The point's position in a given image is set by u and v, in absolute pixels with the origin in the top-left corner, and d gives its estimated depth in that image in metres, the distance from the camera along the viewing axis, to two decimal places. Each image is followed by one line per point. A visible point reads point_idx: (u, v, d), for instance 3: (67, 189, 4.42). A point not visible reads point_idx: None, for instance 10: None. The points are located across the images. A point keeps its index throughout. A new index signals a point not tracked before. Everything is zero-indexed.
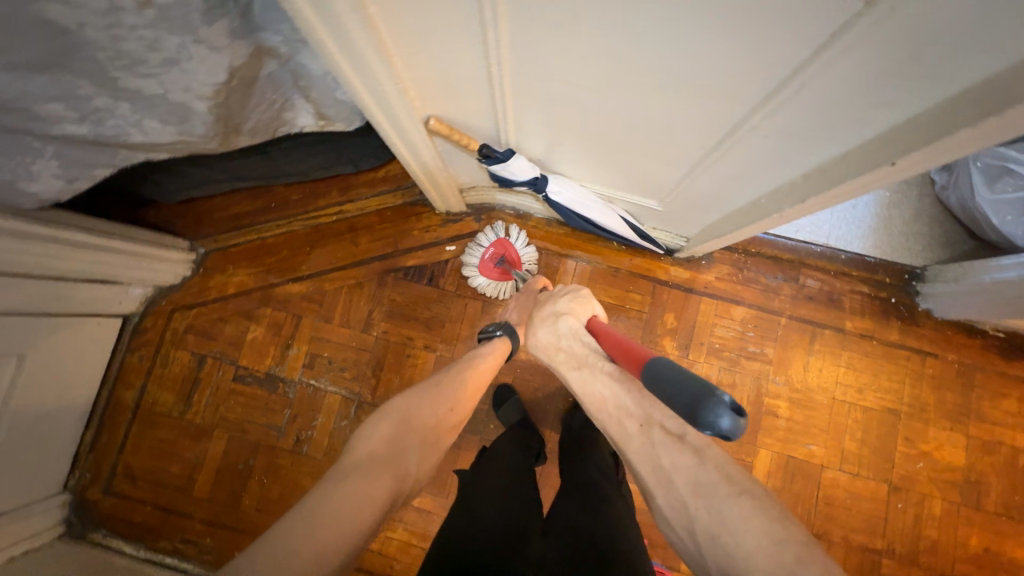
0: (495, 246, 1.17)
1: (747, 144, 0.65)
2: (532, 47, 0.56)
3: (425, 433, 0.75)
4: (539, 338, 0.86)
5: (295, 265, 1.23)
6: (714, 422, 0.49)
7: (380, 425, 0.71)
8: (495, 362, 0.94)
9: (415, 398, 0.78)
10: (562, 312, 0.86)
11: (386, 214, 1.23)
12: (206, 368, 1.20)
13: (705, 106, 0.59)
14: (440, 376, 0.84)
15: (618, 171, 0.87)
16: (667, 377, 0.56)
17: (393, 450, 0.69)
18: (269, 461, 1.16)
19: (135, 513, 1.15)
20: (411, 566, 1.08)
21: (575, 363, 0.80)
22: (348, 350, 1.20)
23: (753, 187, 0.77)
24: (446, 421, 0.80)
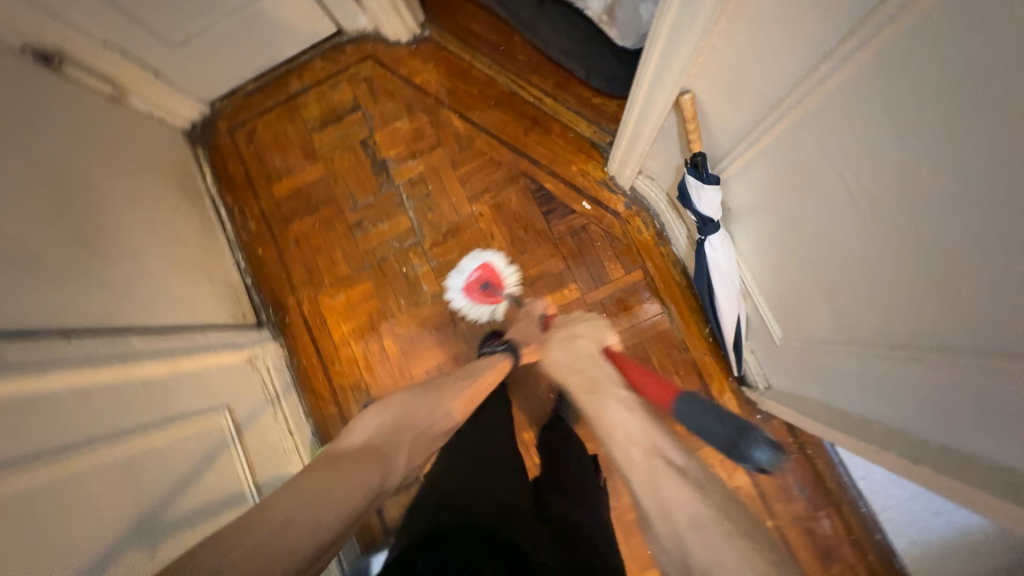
0: (479, 269, 1.20)
1: (915, 375, 0.56)
2: (837, 112, 0.49)
3: (418, 439, 0.77)
4: (555, 355, 0.86)
5: (471, 105, 1.26)
6: (754, 457, 0.57)
7: (378, 418, 0.75)
8: (494, 368, 0.93)
9: (414, 398, 0.81)
10: (581, 335, 0.88)
11: (568, 134, 1.21)
12: (351, 116, 1.30)
13: (923, 306, 0.51)
14: (442, 383, 0.86)
15: (781, 280, 0.78)
16: (698, 407, 0.63)
17: (382, 444, 0.71)
18: (330, 216, 1.28)
19: (230, 162, 1.33)
20: (345, 373, 1.23)
21: (587, 389, 0.75)
22: (446, 200, 1.25)
23: (877, 409, 0.66)
24: (440, 425, 0.81)
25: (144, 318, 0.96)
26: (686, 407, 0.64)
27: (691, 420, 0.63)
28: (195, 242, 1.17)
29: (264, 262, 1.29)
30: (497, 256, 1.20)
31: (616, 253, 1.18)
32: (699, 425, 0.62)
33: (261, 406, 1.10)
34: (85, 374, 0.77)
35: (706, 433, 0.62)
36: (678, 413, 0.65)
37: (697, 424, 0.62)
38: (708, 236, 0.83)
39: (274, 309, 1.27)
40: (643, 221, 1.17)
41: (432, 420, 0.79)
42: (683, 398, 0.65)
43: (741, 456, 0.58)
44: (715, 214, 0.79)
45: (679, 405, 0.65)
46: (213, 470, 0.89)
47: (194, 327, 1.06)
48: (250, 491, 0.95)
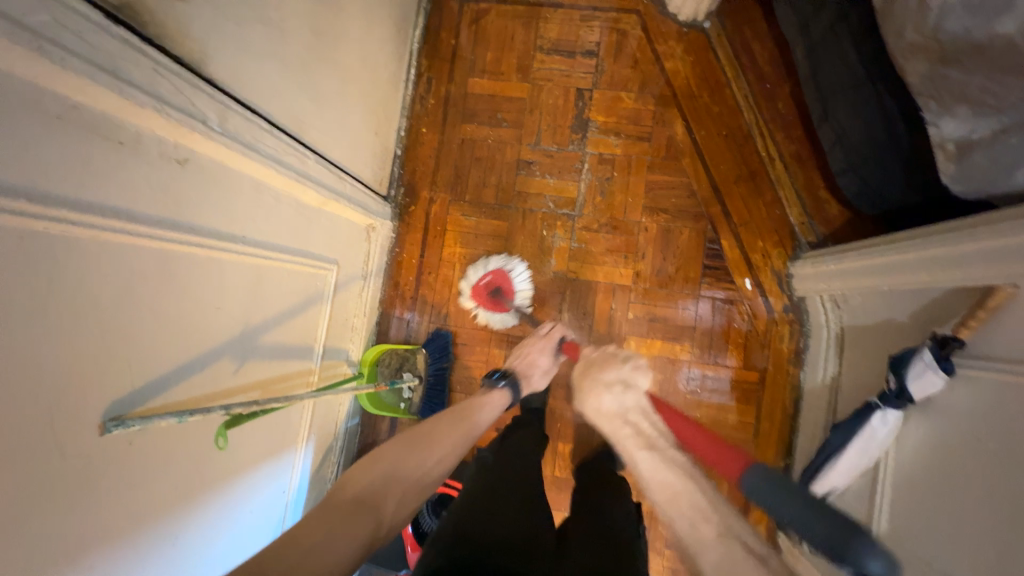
0: (490, 275, 1.13)
1: None
2: None
3: (414, 486, 0.67)
4: (599, 400, 0.79)
5: (702, 123, 1.16)
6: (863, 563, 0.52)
7: (370, 468, 0.66)
8: (491, 410, 0.86)
9: (401, 447, 0.71)
10: (628, 382, 0.80)
11: (774, 209, 1.13)
12: (584, 58, 1.20)
13: None
14: (429, 430, 0.76)
15: (928, 495, 0.73)
16: (768, 490, 0.61)
17: (374, 492, 0.63)
18: (507, 139, 1.20)
19: (445, 29, 1.23)
20: (433, 290, 1.19)
21: (648, 444, 0.71)
22: (622, 195, 1.17)
23: None
24: (433, 475, 0.71)
25: (327, 139, 0.89)
26: (756, 482, 0.62)
27: (766, 497, 0.61)
28: (383, 88, 1.10)
29: (421, 143, 1.22)
30: (509, 264, 1.14)
31: (746, 343, 1.11)
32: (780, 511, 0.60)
33: (355, 277, 1.07)
34: (271, 174, 0.71)
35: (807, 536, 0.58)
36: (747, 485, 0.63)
37: (768, 501, 0.61)
38: (886, 407, 0.78)
39: (405, 192, 1.21)
40: (790, 332, 1.10)
41: (425, 470, 0.70)
42: (750, 471, 0.63)
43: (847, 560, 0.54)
44: (918, 397, 0.73)
45: (749, 477, 0.63)
46: (300, 318, 0.87)
47: (351, 173, 0.99)
48: (315, 350, 0.94)
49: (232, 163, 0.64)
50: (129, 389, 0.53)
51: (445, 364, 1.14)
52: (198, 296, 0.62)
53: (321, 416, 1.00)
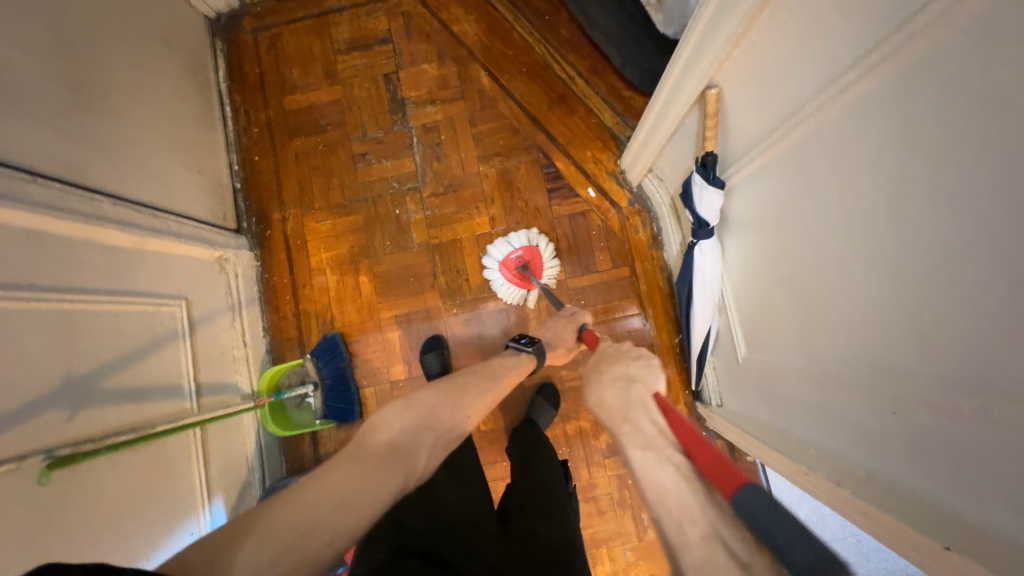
0: (523, 249, 1.13)
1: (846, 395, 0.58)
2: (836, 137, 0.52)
3: (445, 437, 0.72)
4: (603, 399, 0.65)
5: (504, 67, 1.24)
6: None
7: (401, 416, 0.70)
8: (517, 367, 0.88)
9: (445, 398, 0.75)
10: (637, 377, 0.66)
11: (590, 119, 1.21)
12: (381, 47, 1.27)
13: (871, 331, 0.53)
14: (465, 382, 0.80)
15: (756, 298, 0.80)
16: (767, 520, 0.43)
17: (408, 442, 0.67)
18: (336, 140, 1.25)
19: (247, 63, 1.29)
20: (313, 300, 1.21)
21: (644, 440, 0.55)
22: (456, 154, 1.23)
23: (808, 425, 0.69)
24: (461, 427, 0.75)
25: (126, 183, 0.90)
26: (750, 498, 0.45)
27: (759, 526, 0.43)
28: (194, 130, 1.13)
29: (259, 171, 1.26)
30: (545, 245, 1.14)
31: (609, 245, 1.18)
32: (770, 537, 0.42)
33: (220, 311, 1.08)
34: (51, 220, 0.73)
35: (784, 560, 0.41)
36: (734, 509, 0.46)
37: (755, 523, 0.44)
38: (699, 240, 0.84)
39: (257, 220, 1.24)
40: (642, 221, 1.17)
41: (454, 424, 0.74)
42: (748, 491, 0.46)
43: None
44: (712, 218, 0.79)
45: (738, 500, 0.46)
46: (155, 356, 0.87)
47: (173, 212, 1.01)
48: (188, 387, 0.93)
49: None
50: None
51: (344, 362, 1.15)
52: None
53: (221, 452, 0.99)
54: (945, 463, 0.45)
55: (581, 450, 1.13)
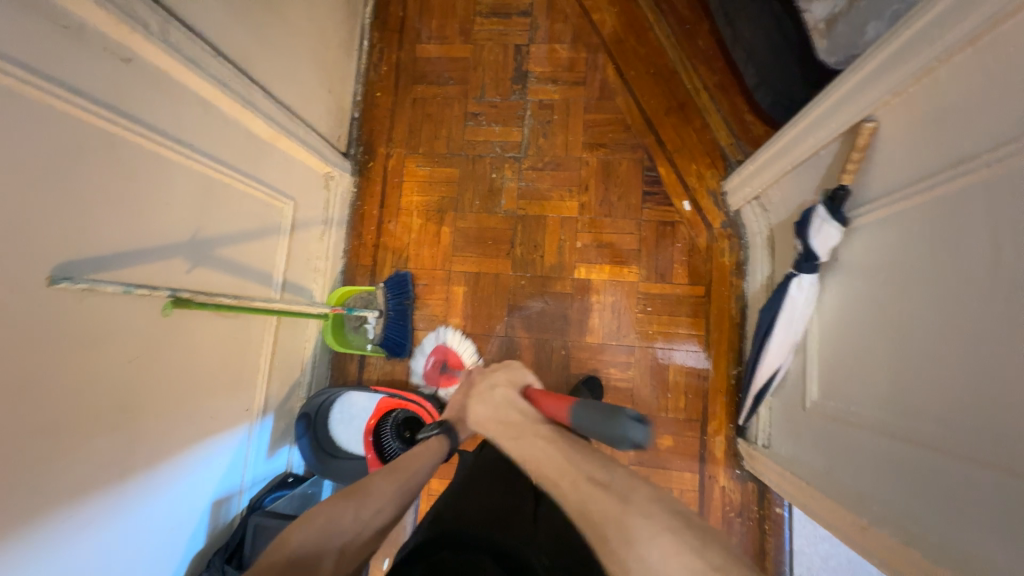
0: (432, 353, 1.18)
1: (933, 455, 0.57)
2: (1006, 193, 0.50)
3: (354, 545, 0.61)
4: (477, 411, 0.81)
5: (632, 64, 1.25)
6: (631, 436, 0.60)
7: (300, 527, 0.60)
8: (432, 454, 0.83)
9: (341, 503, 0.64)
10: (496, 386, 0.85)
11: (705, 134, 1.20)
12: (520, 19, 1.31)
13: (985, 393, 0.51)
14: (369, 483, 0.70)
15: (844, 344, 0.78)
16: (587, 418, 0.65)
17: (311, 555, 0.57)
18: (455, 96, 1.30)
19: (393, 5, 1.36)
20: (393, 237, 1.27)
21: (513, 433, 0.71)
22: (563, 136, 1.25)
23: (873, 481, 0.67)
24: (372, 527, 0.65)
25: (275, 83, 0.98)
26: (578, 406, 0.67)
27: (586, 421, 0.66)
28: (335, 54, 1.21)
29: (377, 106, 1.33)
30: (448, 336, 1.18)
31: (689, 260, 1.17)
32: (598, 430, 0.64)
33: (315, 222, 1.15)
34: (220, 95, 0.80)
35: (598, 434, 0.64)
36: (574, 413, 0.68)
37: (587, 424, 0.66)
38: (801, 273, 0.83)
39: (364, 150, 1.31)
40: (730, 245, 1.16)
41: (362, 525, 0.64)
42: (574, 403, 0.68)
43: (630, 445, 0.60)
44: (824, 253, 0.78)
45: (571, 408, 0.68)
46: (259, 242, 0.94)
47: (303, 121, 1.08)
48: (275, 280, 1.00)
49: (180, 76, 0.73)
50: (93, 252, 0.61)
51: (408, 300, 1.21)
52: (151, 192, 0.69)
53: (285, 347, 1.05)
54: None
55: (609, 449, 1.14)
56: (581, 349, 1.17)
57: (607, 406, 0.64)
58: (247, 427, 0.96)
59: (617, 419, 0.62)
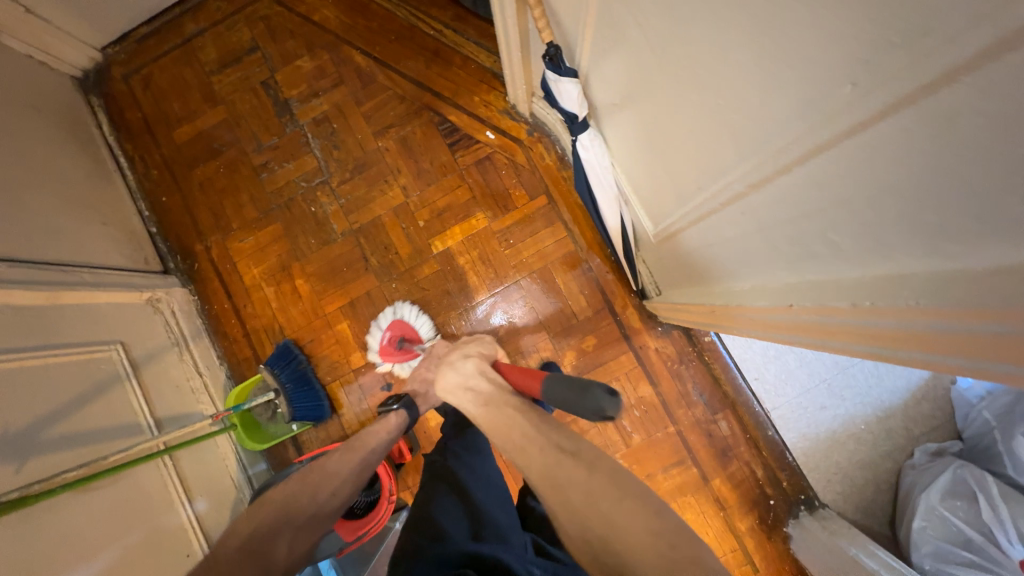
0: (389, 329, 1.14)
1: (718, 219, 0.60)
2: None
3: (310, 521, 0.72)
4: (444, 380, 0.82)
5: (373, 40, 1.25)
6: (600, 407, 0.63)
7: (294, 484, 0.76)
8: (384, 431, 0.86)
9: (291, 492, 0.75)
10: (469, 354, 0.87)
11: (469, 66, 1.22)
12: (251, 57, 1.27)
13: (704, 145, 0.54)
14: (327, 462, 0.80)
15: (643, 172, 0.81)
16: (562, 396, 0.67)
17: (260, 540, 0.66)
18: (235, 159, 1.26)
19: (127, 110, 1.29)
20: (256, 317, 1.22)
21: (484, 400, 0.74)
22: (352, 138, 1.24)
23: (711, 271, 0.71)
24: (329, 507, 0.74)
25: (23, 247, 0.92)
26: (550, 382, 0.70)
27: (554, 398, 0.68)
28: (88, 187, 1.14)
29: (170, 209, 1.26)
30: (404, 310, 1.15)
31: (520, 180, 1.19)
32: (567, 402, 0.67)
33: (164, 347, 1.09)
34: None
35: (565, 404, 0.67)
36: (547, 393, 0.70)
37: (558, 399, 0.68)
38: (577, 135, 0.86)
39: (181, 256, 1.24)
40: (546, 146, 1.19)
41: (319, 505, 0.74)
42: (549, 378, 0.70)
43: (594, 413, 0.64)
44: (579, 109, 0.81)
45: (545, 386, 0.70)
46: (100, 400, 0.89)
47: (85, 266, 1.02)
48: (145, 423, 0.95)
49: None
50: None
51: (302, 363, 1.17)
52: None
53: (199, 477, 1.00)
54: (788, 233, 0.47)
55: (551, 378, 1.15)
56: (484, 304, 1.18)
57: (576, 376, 0.67)
58: None
59: (586, 391, 0.65)
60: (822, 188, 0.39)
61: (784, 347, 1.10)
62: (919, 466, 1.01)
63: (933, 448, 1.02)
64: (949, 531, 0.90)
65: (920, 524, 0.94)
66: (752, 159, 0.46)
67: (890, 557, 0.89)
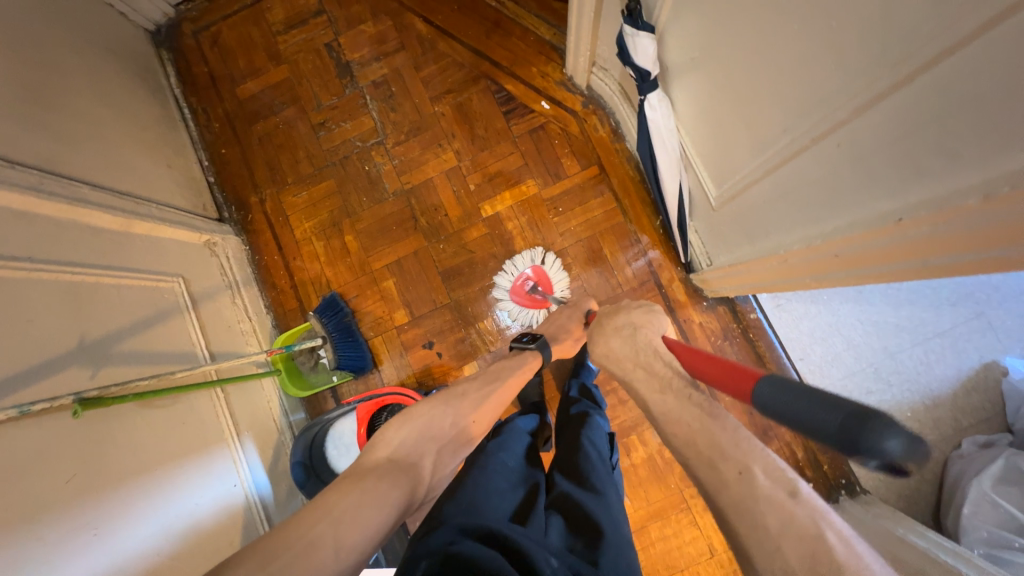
0: (530, 270, 1.17)
1: (799, 162, 0.61)
2: None
3: (448, 443, 0.77)
4: (612, 346, 0.73)
5: (436, 9, 1.28)
6: (878, 443, 0.37)
7: (400, 430, 0.73)
8: (516, 369, 0.89)
9: (440, 408, 0.79)
10: (638, 323, 0.74)
11: (528, 38, 1.25)
12: (317, 20, 1.32)
13: (795, 80, 0.56)
14: (463, 390, 0.83)
15: (709, 132, 0.82)
16: (786, 408, 0.46)
17: (410, 454, 0.71)
18: (294, 116, 1.29)
19: (194, 65, 1.34)
20: (305, 270, 1.24)
21: (660, 386, 0.61)
22: (409, 101, 1.27)
23: (778, 224, 0.72)
24: (466, 430, 0.79)
25: (101, 177, 0.96)
26: (769, 390, 0.48)
27: (776, 412, 0.47)
28: (156, 131, 1.18)
29: (228, 161, 1.30)
30: (545, 255, 1.17)
31: (572, 150, 1.21)
32: (799, 422, 0.44)
33: (219, 289, 1.11)
34: (38, 202, 0.78)
35: (811, 432, 0.43)
36: (758, 404, 0.49)
37: (784, 416, 0.46)
38: (646, 95, 0.87)
39: (236, 207, 1.28)
40: (599, 119, 1.21)
41: (458, 426, 0.79)
42: (763, 380, 0.50)
43: (859, 450, 0.39)
44: (651, 67, 0.83)
45: (757, 394, 0.49)
46: (164, 325, 0.91)
47: (154, 202, 1.06)
48: (201, 354, 0.97)
49: None
50: None
51: (348, 315, 1.19)
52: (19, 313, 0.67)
53: (247, 413, 1.02)
54: (884, 156, 0.48)
55: None
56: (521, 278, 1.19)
57: (830, 391, 0.43)
58: (248, 504, 0.92)
59: (861, 419, 0.39)
60: (940, 94, 0.40)
61: (833, 329, 1.10)
62: (967, 455, 0.98)
63: (982, 439, 1.00)
64: (1001, 518, 0.87)
65: (969, 511, 0.91)
66: (857, 81, 0.47)
67: (940, 538, 0.87)
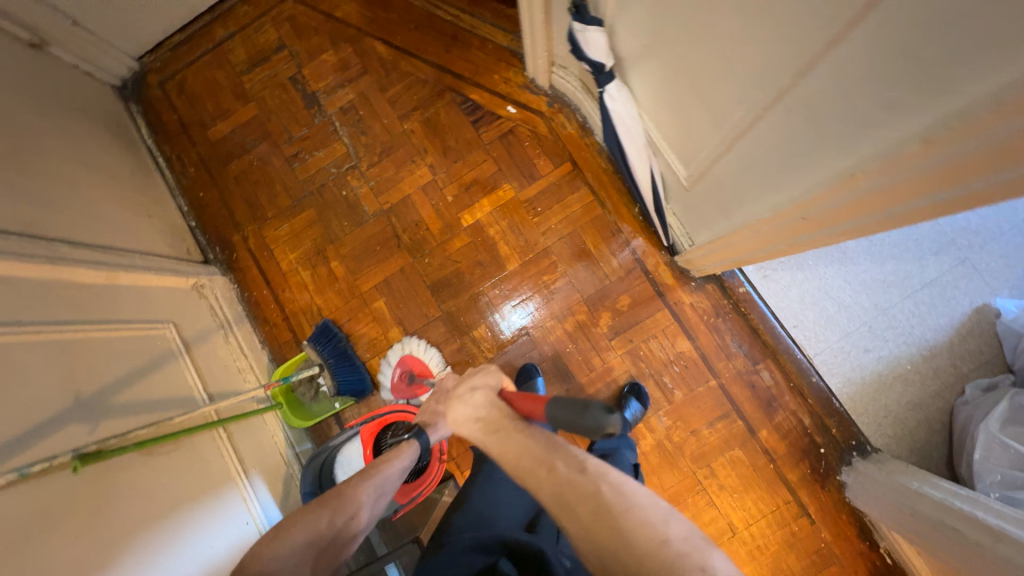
0: (399, 364, 1.16)
1: (756, 132, 0.62)
2: None
3: (326, 553, 0.61)
4: (453, 413, 0.70)
5: (394, 31, 1.30)
6: (600, 424, 0.54)
7: (276, 538, 0.60)
8: (404, 453, 0.75)
9: (316, 510, 0.64)
10: (478, 385, 0.72)
11: (487, 46, 1.27)
12: (278, 55, 1.34)
13: (740, 53, 0.57)
14: (341, 488, 0.67)
15: (670, 115, 0.83)
16: (554, 416, 0.58)
17: (280, 568, 0.56)
18: (267, 151, 1.31)
19: (163, 113, 1.35)
20: (295, 301, 1.25)
21: (494, 429, 0.63)
22: (378, 123, 1.28)
23: (747, 195, 0.73)
24: (352, 530, 0.65)
25: (81, 234, 0.97)
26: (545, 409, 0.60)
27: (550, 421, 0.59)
28: (132, 182, 1.20)
29: (207, 204, 1.31)
30: (415, 343, 1.17)
31: (543, 150, 1.22)
32: (568, 424, 0.57)
33: (211, 330, 1.12)
34: (19, 266, 0.78)
35: (569, 427, 0.58)
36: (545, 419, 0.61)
37: (558, 422, 0.59)
38: (605, 87, 0.88)
39: (220, 248, 1.29)
40: (566, 116, 1.23)
41: (339, 530, 0.63)
42: (546, 403, 0.60)
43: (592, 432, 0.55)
44: (605, 59, 0.84)
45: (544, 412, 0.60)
46: (159, 373, 0.92)
47: (137, 252, 1.07)
48: (200, 397, 0.97)
49: None
50: None
51: (343, 340, 1.19)
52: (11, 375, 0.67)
53: (251, 451, 1.02)
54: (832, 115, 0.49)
55: (587, 342, 1.16)
56: (508, 282, 1.20)
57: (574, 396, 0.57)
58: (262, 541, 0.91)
59: (588, 409, 0.55)
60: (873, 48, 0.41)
61: (822, 293, 1.10)
62: (972, 401, 0.99)
63: (984, 383, 1.00)
64: (1012, 459, 0.87)
65: (981, 456, 0.91)
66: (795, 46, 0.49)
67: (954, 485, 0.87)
